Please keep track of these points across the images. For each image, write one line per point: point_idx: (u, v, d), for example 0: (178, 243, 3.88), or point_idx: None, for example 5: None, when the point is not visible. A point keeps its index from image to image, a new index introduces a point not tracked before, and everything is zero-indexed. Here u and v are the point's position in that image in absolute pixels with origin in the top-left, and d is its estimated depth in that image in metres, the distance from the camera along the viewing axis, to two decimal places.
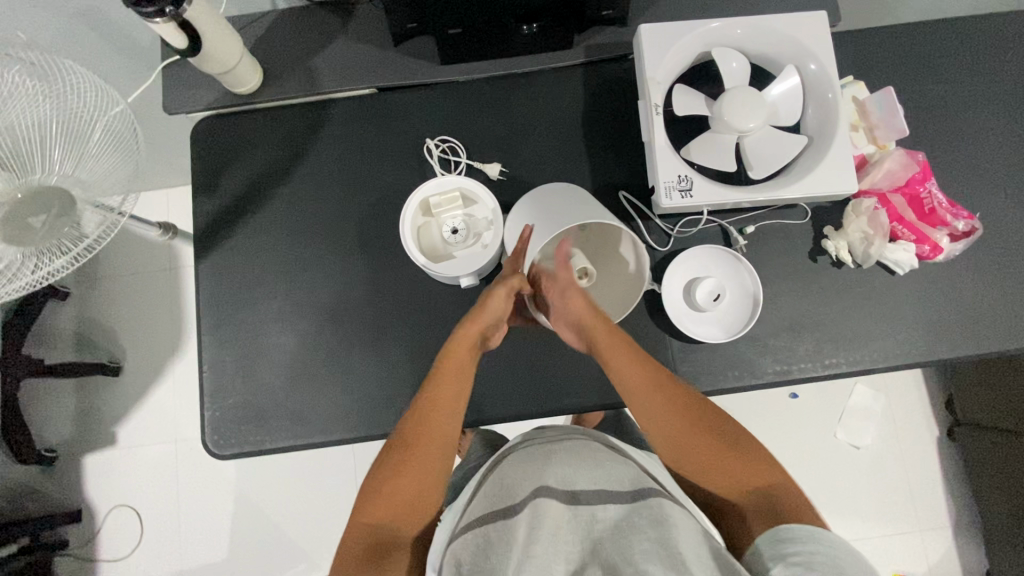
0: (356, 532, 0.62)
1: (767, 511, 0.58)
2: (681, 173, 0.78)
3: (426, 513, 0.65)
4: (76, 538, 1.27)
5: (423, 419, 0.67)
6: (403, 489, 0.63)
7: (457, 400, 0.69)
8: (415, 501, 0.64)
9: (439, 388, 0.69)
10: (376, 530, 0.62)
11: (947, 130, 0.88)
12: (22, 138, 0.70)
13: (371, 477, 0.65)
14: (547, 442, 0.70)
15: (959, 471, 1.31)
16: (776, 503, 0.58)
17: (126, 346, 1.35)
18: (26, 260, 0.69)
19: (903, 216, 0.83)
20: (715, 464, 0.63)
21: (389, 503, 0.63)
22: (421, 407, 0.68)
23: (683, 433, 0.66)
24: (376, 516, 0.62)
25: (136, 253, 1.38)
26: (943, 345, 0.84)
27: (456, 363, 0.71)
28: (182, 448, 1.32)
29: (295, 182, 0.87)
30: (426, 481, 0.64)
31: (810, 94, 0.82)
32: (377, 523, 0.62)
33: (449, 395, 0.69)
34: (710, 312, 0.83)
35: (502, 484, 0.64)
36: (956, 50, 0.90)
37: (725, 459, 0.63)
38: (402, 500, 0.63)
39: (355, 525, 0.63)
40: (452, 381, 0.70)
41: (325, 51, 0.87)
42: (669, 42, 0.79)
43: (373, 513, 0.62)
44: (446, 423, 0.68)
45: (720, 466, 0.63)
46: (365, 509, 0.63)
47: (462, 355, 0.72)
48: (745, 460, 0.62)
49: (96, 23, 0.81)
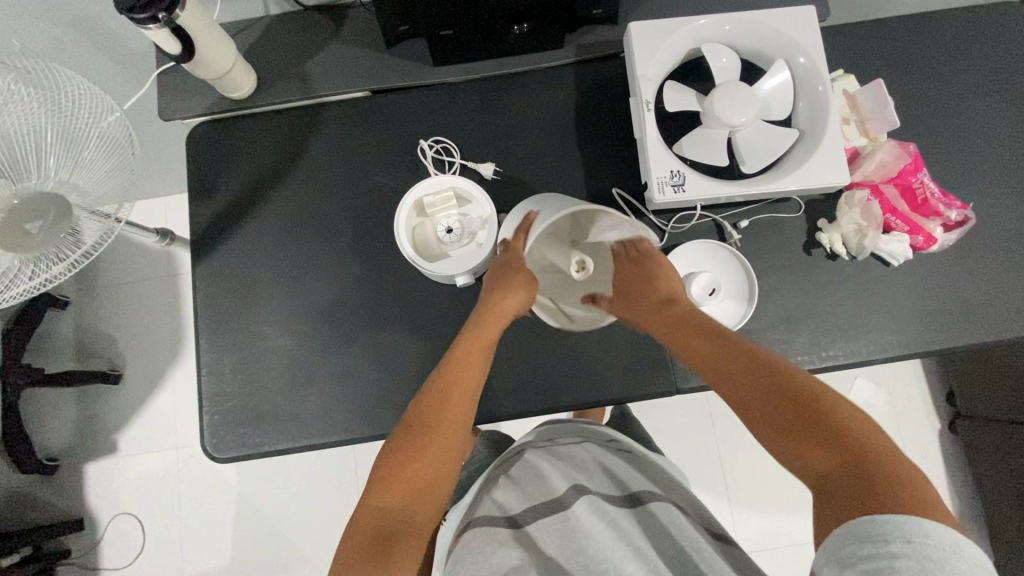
0: (367, 514, 0.60)
1: (842, 496, 0.50)
2: (674, 169, 0.78)
3: (440, 497, 0.63)
4: (78, 547, 1.27)
5: (443, 402, 0.67)
6: (418, 469, 0.62)
7: (476, 385, 0.70)
8: (429, 483, 0.62)
9: (461, 371, 0.70)
10: (389, 512, 0.60)
11: (939, 122, 0.89)
12: (18, 146, 0.70)
13: (384, 460, 0.63)
14: (560, 445, 0.72)
15: (962, 464, 1.31)
16: (857, 484, 0.50)
17: (125, 354, 1.35)
18: (23, 267, 0.70)
19: (897, 208, 0.83)
20: (786, 432, 0.56)
21: (404, 484, 0.61)
22: (439, 389, 0.68)
23: (748, 396, 0.61)
24: (390, 498, 0.60)
25: (135, 262, 1.39)
26: (941, 336, 0.84)
27: (478, 349, 0.72)
28: (183, 455, 1.32)
29: (291, 185, 0.88)
30: (440, 465, 0.63)
31: (800, 88, 0.83)
32: (394, 506, 0.60)
33: (470, 380, 0.70)
34: (706, 306, 0.83)
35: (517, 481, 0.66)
36: (945, 41, 0.90)
37: (795, 429, 0.56)
38: (415, 483, 0.61)
39: (365, 509, 0.61)
40: (474, 368, 0.71)
41: (318, 55, 0.87)
42: (659, 39, 0.80)
43: (387, 495, 0.60)
44: (460, 413, 0.67)
45: (789, 436, 0.56)
46: (377, 489, 0.61)
47: (482, 341, 0.73)
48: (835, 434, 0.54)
49: (90, 31, 0.82)
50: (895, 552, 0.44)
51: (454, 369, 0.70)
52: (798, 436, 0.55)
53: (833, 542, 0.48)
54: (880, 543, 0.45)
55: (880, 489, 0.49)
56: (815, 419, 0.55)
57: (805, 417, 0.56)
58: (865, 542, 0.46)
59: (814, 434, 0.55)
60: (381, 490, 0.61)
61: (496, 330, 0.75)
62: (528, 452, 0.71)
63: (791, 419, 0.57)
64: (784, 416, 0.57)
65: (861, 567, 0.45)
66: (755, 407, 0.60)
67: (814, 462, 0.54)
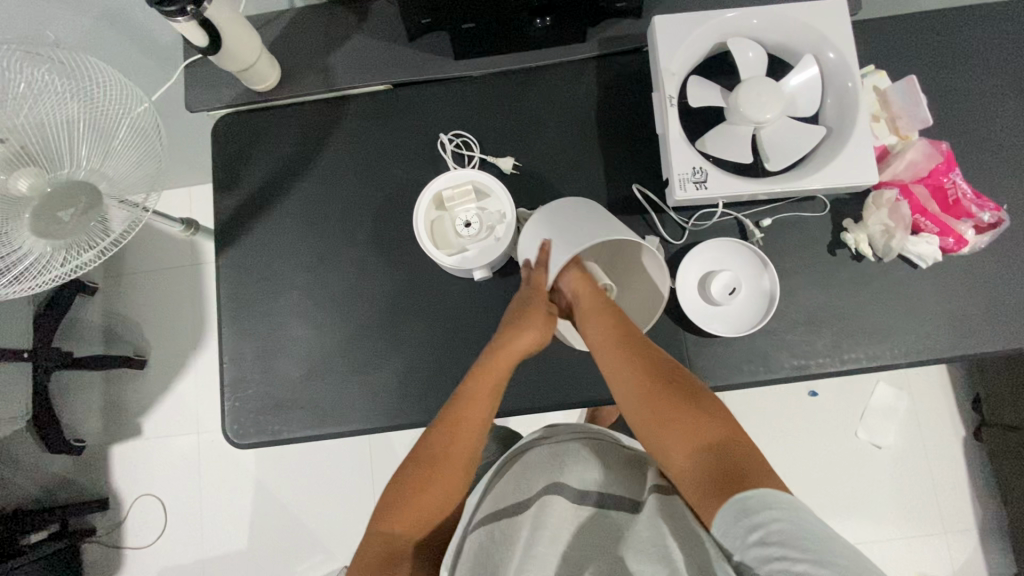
0: (373, 539, 0.62)
1: (711, 475, 0.58)
2: (697, 165, 0.77)
3: (444, 519, 0.65)
4: (103, 525, 1.31)
5: (454, 430, 0.68)
6: (426, 496, 0.64)
7: (486, 417, 0.70)
8: (435, 513, 0.64)
9: (472, 402, 0.69)
10: (394, 537, 0.62)
11: (973, 121, 0.86)
12: (51, 134, 0.72)
13: (393, 486, 0.65)
14: (559, 441, 0.69)
15: (986, 473, 1.27)
16: (723, 467, 0.58)
17: (150, 340, 1.38)
18: (54, 254, 0.71)
19: (927, 208, 0.80)
20: (663, 422, 0.63)
21: (410, 510, 0.63)
22: (446, 424, 0.68)
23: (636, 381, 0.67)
24: (396, 524, 0.62)
25: (161, 250, 1.42)
26: (968, 340, 0.82)
27: (485, 383, 0.71)
28: (204, 439, 1.35)
29: (312, 176, 0.89)
30: (448, 492, 0.65)
31: (829, 84, 0.81)
32: (399, 530, 0.62)
33: (481, 412, 0.69)
34: (725, 305, 0.82)
35: (515, 485, 0.64)
36: (981, 37, 0.87)
37: (672, 419, 0.63)
38: (421, 508, 0.63)
39: (372, 532, 0.63)
40: (486, 402, 0.70)
41: (341, 48, 0.88)
42: (684, 34, 0.79)
43: (394, 520, 0.62)
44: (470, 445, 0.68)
45: (665, 426, 0.63)
46: (384, 515, 0.63)
47: (492, 376, 0.71)
48: (707, 416, 0.62)
49: (120, 22, 0.84)
50: (776, 518, 0.50)
51: (465, 404, 0.69)
52: (671, 424, 0.63)
53: (727, 524, 0.54)
54: (762, 517, 0.51)
55: (745, 469, 0.57)
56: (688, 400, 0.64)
57: (684, 408, 0.63)
58: (751, 517, 0.52)
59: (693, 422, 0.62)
60: (388, 515, 0.63)
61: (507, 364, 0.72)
62: (527, 454, 0.68)
63: (670, 409, 0.63)
64: (658, 405, 0.64)
65: (755, 536, 0.51)
66: (640, 402, 0.66)
67: (687, 451, 0.61)
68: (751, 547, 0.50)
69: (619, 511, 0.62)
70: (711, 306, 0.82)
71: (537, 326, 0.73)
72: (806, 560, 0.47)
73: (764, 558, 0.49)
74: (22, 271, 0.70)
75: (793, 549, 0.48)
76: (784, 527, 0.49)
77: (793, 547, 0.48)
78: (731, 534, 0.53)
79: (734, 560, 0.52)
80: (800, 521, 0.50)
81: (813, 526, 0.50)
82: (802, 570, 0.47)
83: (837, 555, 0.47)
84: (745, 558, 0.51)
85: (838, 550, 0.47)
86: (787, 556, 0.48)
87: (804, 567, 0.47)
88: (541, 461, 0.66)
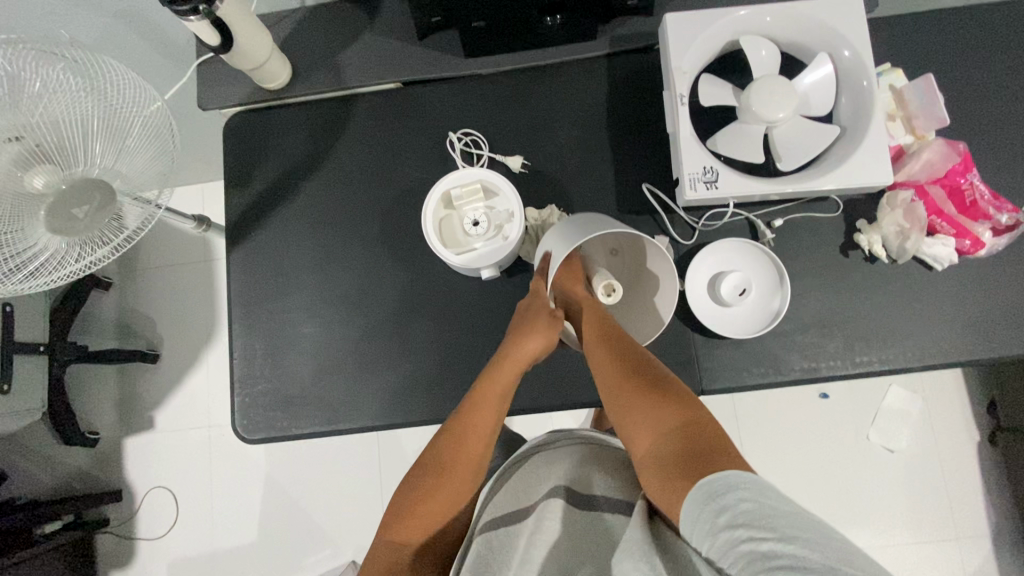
0: (382, 548, 0.62)
1: (676, 459, 0.57)
2: (707, 165, 0.76)
3: (452, 523, 0.65)
4: (116, 516, 1.33)
5: (461, 439, 0.68)
6: (435, 505, 0.64)
7: (492, 425, 0.71)
8: (442, 521, 0.64)
9: (478, 411, 0.70)
10: (403, 546, 0.62)
11: (993, 121, 0.84)
12: (66, 134, 0.72)
13: (401, 496, 0.65)
14: (559, 446, 0.68)
15: (1001, 478, 1.25)
16: (689, 451, 0.57)
17: (163, 335, 1.40)
18: (70, 250, 0.74)
19: (943, 209, 0.79)
20: (632, 412, 0.64)
21: (419, 521, 0.63)
22: (451, 431, 0.69)
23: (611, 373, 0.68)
24: (404, 535, 0.62)
25: (175, 246, 1.43)
26: (983, 344, 0.80)
27: (494, 390, 0.72)
28: (216, 433, 1.36)
29: (321, 174, 0.89)
30: (457, 500, 0.66)
31: (844, 83, 0.79)
32: (408, 540, 0.62)
33: (489, 416, 0.71)
34: (735, 307, 0.81)
35: (516, 493, 0.65)
36: (1001, 35, 0.85)
37: (642, 410, 0.64)
38: (430, 517, 0.63)
39: (382, 542, 0.63)
40: (492, 408, 0.71)
41: (351, 46, 0.88)
42: (696, 31, 0.78)
43: (404, 532, 0.62)
44: (479, 452, 0.69)
45: (634, 416, 0.64)
46: (393, 526, 0.63)
47: (499, 384, 0.72)
48: (678, 405, 0.62)
49: (134, 21, 0.85)
50: (742, 498, 0.49)
51: (471, 410, 0.70)
52: (640, 413, 0.64)
53: (693, 517, 0.51)
54: (729, 498, 0.50)
55: (709, 451, 0.56)
56: (660, 389, 0.64)
57: (655, 398, 0.64)
58: (718, 500, 0.50)
59: (663, 410, 0.62)
60: (397, 525, 0.63)
61: (515, 370, 0.74)
62: (528, 461, 0.68)
63: (640, 399, 0.65)
64: (630, 395, 0.65)
65: (723, 520, 0.48)
66: (615, 393, 0.67)
67: (654, 438, 0.61)
68: (721, 531, 0.48)
69: (621, 514, 0.62)
70: (722, 307, 0.82)
71: (541, 329, 0.75)
72: (773, 537, 0.45)
73: (731, 541, 0.47)
74: (40, 266, 0.72)
75: (759, 527, 0.46)
76: (751, 508, 0.48)
77: (760, 526, 0.46)
78: (698, 522, 0.50)
79: (702, 551, 0.49)
80: (767, 499, 0.48)
81: (781, 504, 0.48)
82: (770, 549, 0.44)
83: (803, 530, 0.45)
84: (712, 543, 0.48)
85: (806, 525, 0.46)
86: (754, 535, 0.46)
87: (771, 546, 0.45)
88: (538, 469, 0.67)
